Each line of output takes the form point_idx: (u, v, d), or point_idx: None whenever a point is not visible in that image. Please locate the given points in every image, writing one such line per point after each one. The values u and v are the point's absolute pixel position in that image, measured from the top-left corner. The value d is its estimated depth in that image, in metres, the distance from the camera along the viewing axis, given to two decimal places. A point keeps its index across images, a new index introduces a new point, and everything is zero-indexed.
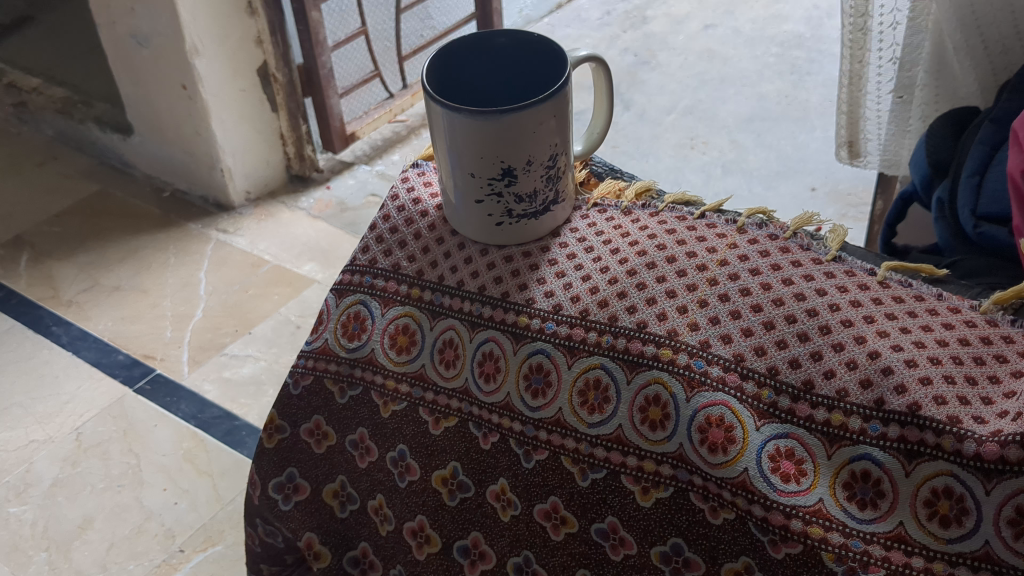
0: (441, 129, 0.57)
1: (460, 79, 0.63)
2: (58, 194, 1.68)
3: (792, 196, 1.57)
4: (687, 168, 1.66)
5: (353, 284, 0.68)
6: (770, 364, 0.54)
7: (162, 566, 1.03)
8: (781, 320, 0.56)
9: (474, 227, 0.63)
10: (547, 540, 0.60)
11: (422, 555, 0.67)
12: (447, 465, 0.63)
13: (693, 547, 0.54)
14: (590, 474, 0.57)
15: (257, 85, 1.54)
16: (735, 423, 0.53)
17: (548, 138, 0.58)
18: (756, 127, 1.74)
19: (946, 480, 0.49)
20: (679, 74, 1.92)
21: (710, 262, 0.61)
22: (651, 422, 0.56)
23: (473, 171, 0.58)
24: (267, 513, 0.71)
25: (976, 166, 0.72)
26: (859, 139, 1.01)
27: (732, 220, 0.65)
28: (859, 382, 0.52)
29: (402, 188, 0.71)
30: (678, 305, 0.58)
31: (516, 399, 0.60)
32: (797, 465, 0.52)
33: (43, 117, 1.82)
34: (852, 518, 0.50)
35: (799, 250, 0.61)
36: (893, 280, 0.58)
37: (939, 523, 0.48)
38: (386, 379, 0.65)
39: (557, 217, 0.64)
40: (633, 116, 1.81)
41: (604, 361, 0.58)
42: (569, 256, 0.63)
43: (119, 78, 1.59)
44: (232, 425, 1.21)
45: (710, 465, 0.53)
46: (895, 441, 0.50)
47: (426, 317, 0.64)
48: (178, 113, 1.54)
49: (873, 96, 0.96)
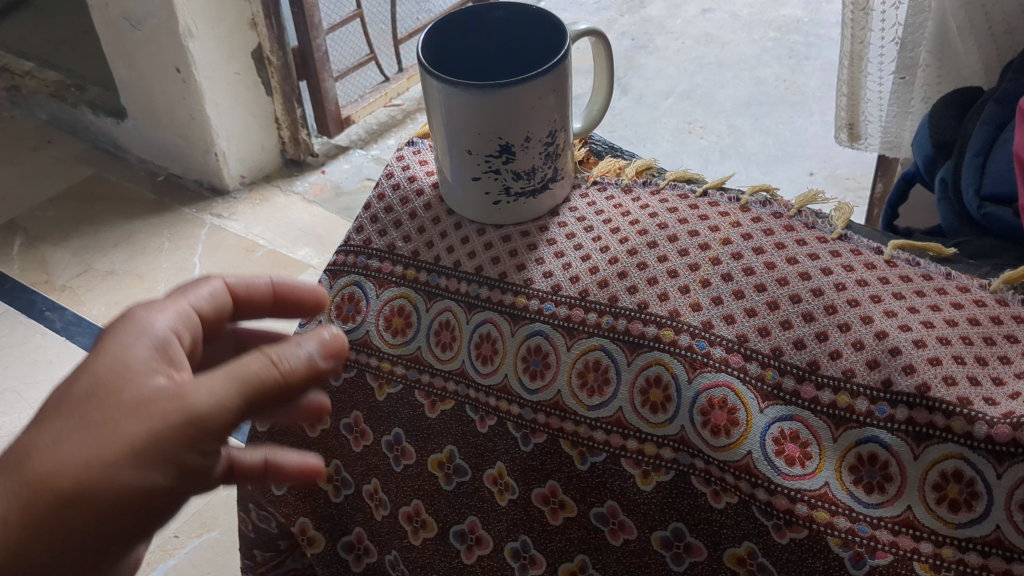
0: (437, 106, 0.56)
1: (457, 53, 0.61)
2: (51, 179, 1.66)
3: (790, 180, 1.56)
4: (685, 152, 1.65)
5: (347, 265, 0.67)
6: (775, 344, 0.53)
7: (156, 551, 1.07)
8: (785, 299, 0.55)
9: (471, 206, 0.62)
10: (545, 525, 0.59)
11: (418, 540, 0.65)
12: (444, 449, 0.62)
13: (694, 532, 0.53)
14: (590, 457, 0.56)
15: (252, 69, 1.52)
16: (739, 405, 0.52)
17: (547, 115, 0.56)
18: (754, 111, 1.72)
19: (956, 464, 0.47)
20: (677, 59, 1.90)
21: (712, 242, 0.59)
22: (652, 405, 0.54)
23: (469, 148, 0.57)
24: (260, 498, 0.70)
25: (980, 147, 0.71)
26: (859, 120, 0.99)
27: (735, 198, 0.63)
28: (866, 363, 0.51)
29: (397, 166, 0.70)
30: (680, 286, 0.57)
31: (514, 381, 0.59)
32: (802, 447, 0.51)
33: (37, 101, 1.80)
34: (858, 502, 0.48)
35: (803, 228, 0.60)
36: (900, 259, 0.57)
37: (949, 508, 0.47)
38: (381, 361, 0.64)
39: (555, 196, 0.63)
40: (630, 101, 1.80)
41: (603, 343, 0.56)
42: (568, 235, 0.62)
43: (113, 62, 1.57)
44: None
45: (712, 448, 0.52)
46: (903, 423, 0.49)
47: (422, 299, 0.63)
48: (172, 97, 1.52)
49: (874, 77, 0.94)
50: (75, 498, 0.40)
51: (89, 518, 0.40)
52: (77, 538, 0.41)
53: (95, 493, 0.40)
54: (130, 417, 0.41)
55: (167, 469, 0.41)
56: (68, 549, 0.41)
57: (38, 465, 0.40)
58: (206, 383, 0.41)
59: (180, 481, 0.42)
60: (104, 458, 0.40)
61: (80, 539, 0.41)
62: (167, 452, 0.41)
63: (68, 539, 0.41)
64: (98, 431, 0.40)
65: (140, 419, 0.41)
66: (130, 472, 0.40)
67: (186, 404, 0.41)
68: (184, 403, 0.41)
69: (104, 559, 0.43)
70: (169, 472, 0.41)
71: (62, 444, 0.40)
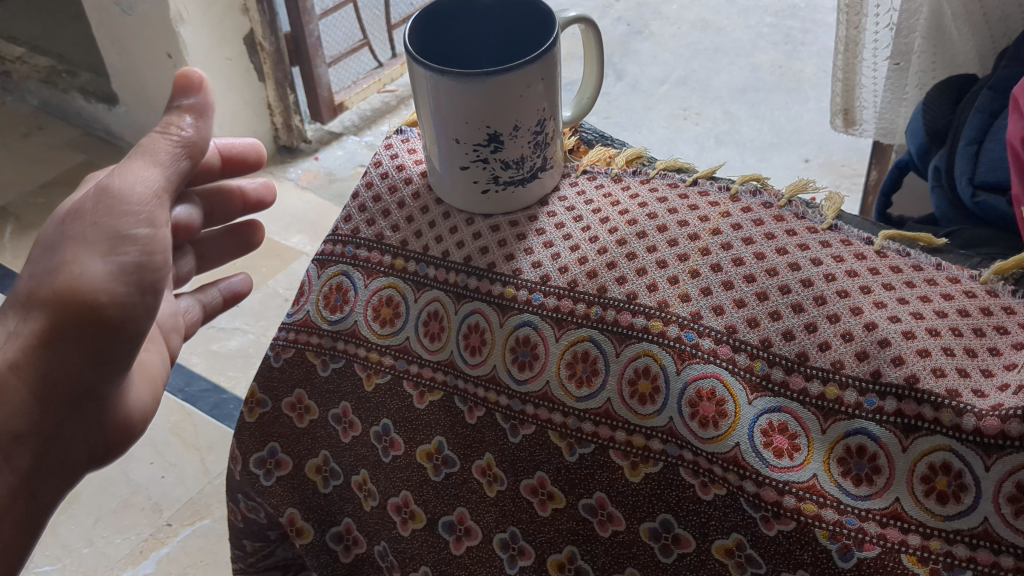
0: (424, 94, 0.55)
1: (445, 41, 0.61)
2: (42, 165, 1.65)
3: (785, 167, 1.55)
4: (680, 139, 1.64)
5: (335, 255, 0.67)
6: (763, 336, 0.53)
7: (149, 540, 1.07)
8: (775, 290, 0.54)
9: (459, 195, 0.62)
10: (534, 516, 0.58)
11: (407, 531, 0.64)
12: (432, 440, 0.62)
13: (682, 523, 0.53)
14: (578, 448, 0.56)
15: (244, 55, 1.51)
16: (727, 397, 0.52)
17: (535, 104, 0.56)
18: (749, 98, 1.71)
19: (945, 456, 0.47)
20: (672, 44, 1.89)
21: (701, 232, 0.59)
22: (640, 396, 0.54)
23: (457, 137, 0.56)
24: (249, 488, 0.69)
25: (973, 136, 0.71)
26: (854, 107, 0.99)
27: (725, 187, 0.63)
28: (855, 354, 0.50)
29: (386, 154, 0.69)
30: (669, 276, 0.57)
31: (503, 372, 0.58)
32: (790, 439, 0.50)
33: (28, 87, 1.79)
34: (847, 494, 0.48)
35: (794, 218, 0.59)
36: (890, 249, 0.56)
37: (937, 500, 0.47)
38: (370, 352, 0.64)
39: (544, 185, 0.63)
40: (625, 87, 1.79)
41: (592, 334, 0.56)
42: (557, 225, 0.62)
43: (103, 47, 1.56)
44: (220, 398, 1.25)
45: (701, 439, 0.52)
46: (892, 415, 0.48)
47: (410, 289, 0.63)
48: (163, 83, 1.51)
49: (869, 63, 0.94)
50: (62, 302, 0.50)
51: (78, 318, 0.51)
52: (75, 340, 0.51)
53: (76, 292, 0.50)
54: (81, 223, 0.52)
55: (131, 253, 0.52)
56: (68, 351, 0.51)
57: (24, 301, 0.51)
58: (132, 171, 0.53)
59: (147, 265, 0.53)
60: (68, 263, 0.51)
61: (75, 342, 0.51)
62: (120, 232, 0.52)
63: (72, 342, 0.51)
64: (57, 252, 0.52)
65: (90, 222, 0.52)
66: (96, 261, 0.51)
67: (119, 189, 0.53)
68: (119, 192, 0.52)
69: (110, 366, 0.54)
70: (134, 255, 0.52)
71: (36, 276, 0.52)
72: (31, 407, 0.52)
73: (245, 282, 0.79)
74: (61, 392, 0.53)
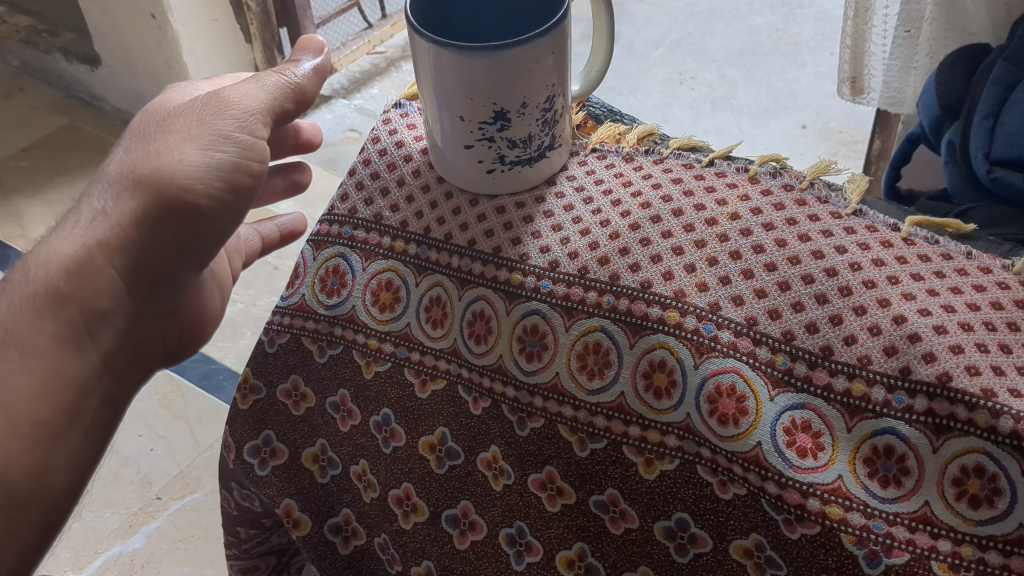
0: (427, 67, 0.52)
1: (448, 10, 0.57)
2: (24, 127, 1.61)
3: (782, 132, 1.52)
4: (675, 104, 1.60)
5: (331, 235, 0.64)
6: (785, 328, 0.50)
7: (139, 514, 1.04)
8: (797, 280, 0.52)
9: (463, 174, 0.58)
10: (542, 511, 0.56)
11: (408, 524, 0.62)
12: (435, 431, 0.59)
13: (699, 523, 0.50)
14: (589, 444, 0.53)
15: (230, 15, 1.48)
16: (748, 393, 0.50)
17: (545, 78, 0.53)
18: (746, 61, 1.67)
19: (978, 458, 0.45)
20: (667, 6, 1.85)
21: (719, 216, 0.56)
22: (656, 390, 0.52)
23: (462, 114, 0.53)
24: (242, 477, 0.67)
25: (989, 110, 0.68)
26: (862, 75, 0.96)
27: (743, 168, 0.60)
28: (883, 349, 0.48)
29: (384, 130, 0.66)
30: (685, 264, 0.54)
31: (509, 363, 0.56)
32: (814, 438, 0.48)
33: (7, 46, 1.74)
34: (874, 496, 0.46)
35: (816, 202, 0.56)
36: (918, 236, 0.54)
37: (969, 504, 0.44)
38: (369, 338, 0.61)
39: (552, 164, 0.60)
40: (620, 49, 1.75)
41: (604, 324, 0.53)
42: (566, 207, 0.59)
43: (85, 7, 1.51)
44: (209, 369, 1.22)
45: (719, 437, 0.49)
46: (922, 415, 0.46)
47: (411, 273, 0.60)
48: (147, 45, 1.47)
49: (879, 30, 0.90)
50: (158, 184, 0.50)
51: (172, 203, 0.50)
52: (166, 223, 0.51)
53: (170, 177, 0.50)
54: (187, 118, 0.52)
55: (228, 153, 0.52)
56: (160, 234, 0.51)
57: (117, 183, 0.50)
58: (242, 88, 0.54)
59: (243, 168, 0.53)
60: (169, 151, 0.51)
61: (166, 226, 0.51)
62: (221, 132, 0.52)
63: (163, 227, 0.51)
64: (157, 140, 0.51)
65: (199, 119, 0.52)
66: (196, 151, 0.51)
67: (229, 98, 0.53)
68: (228, 100, 0.53)
69: (190, 259, 0.55)
70: (231, 154, 0.52)
71: (133, 157, 0.51)
72: (118, 288, 0.52)
73: (300, 214, 0.77)
74: (147, 279, 0.53)
